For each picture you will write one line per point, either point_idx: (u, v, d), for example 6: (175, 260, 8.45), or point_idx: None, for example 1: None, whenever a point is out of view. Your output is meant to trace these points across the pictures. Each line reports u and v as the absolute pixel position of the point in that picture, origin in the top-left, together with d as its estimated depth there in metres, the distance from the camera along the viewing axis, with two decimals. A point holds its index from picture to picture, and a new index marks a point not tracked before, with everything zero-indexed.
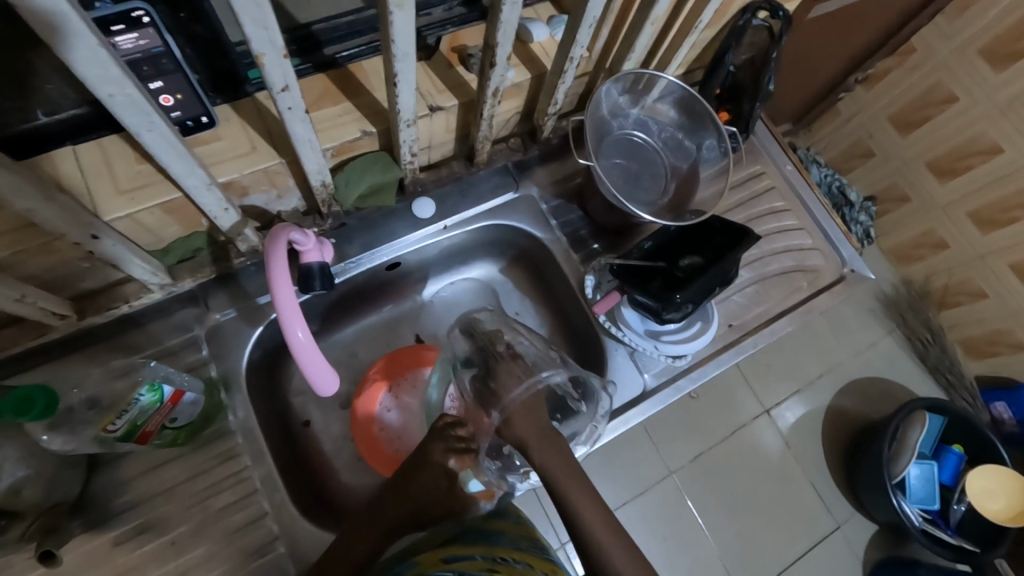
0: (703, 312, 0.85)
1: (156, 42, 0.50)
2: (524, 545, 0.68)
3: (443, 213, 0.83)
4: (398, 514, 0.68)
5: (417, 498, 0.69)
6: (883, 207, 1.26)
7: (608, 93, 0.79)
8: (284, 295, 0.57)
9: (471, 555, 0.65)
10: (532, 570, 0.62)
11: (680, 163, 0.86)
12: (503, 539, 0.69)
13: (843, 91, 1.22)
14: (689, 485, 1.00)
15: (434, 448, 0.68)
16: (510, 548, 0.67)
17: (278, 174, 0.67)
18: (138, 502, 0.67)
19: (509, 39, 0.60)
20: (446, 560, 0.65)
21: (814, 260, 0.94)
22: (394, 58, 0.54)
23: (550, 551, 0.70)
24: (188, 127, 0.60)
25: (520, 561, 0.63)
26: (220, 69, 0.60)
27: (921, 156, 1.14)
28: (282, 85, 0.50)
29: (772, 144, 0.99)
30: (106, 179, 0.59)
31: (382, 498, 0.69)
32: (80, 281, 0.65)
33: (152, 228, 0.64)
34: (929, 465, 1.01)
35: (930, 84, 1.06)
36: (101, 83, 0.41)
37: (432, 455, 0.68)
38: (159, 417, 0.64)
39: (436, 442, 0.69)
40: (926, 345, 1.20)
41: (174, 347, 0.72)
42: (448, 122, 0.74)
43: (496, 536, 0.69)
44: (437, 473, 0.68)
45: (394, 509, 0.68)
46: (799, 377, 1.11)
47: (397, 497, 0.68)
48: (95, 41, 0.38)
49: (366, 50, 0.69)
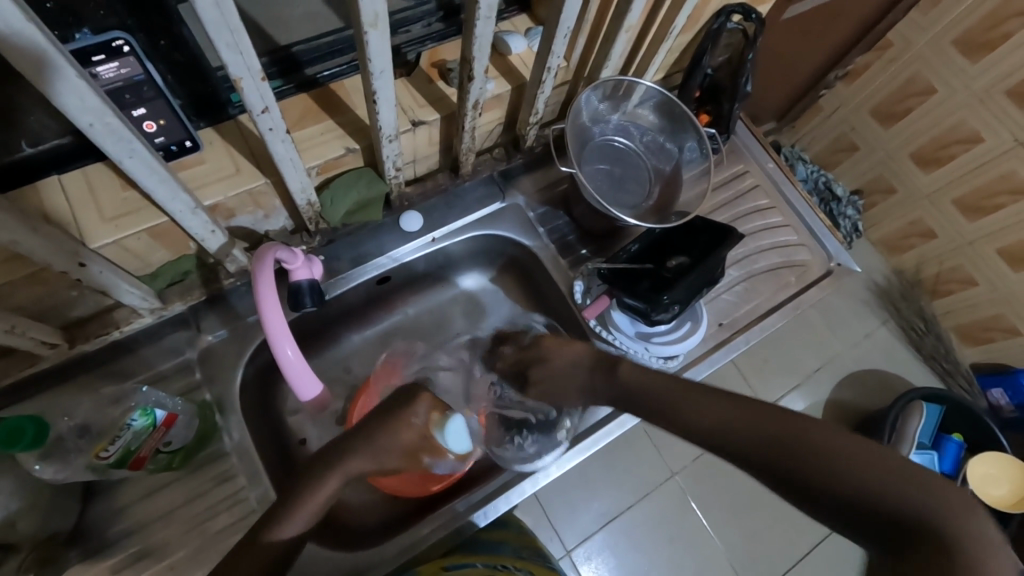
0: (694, 312, 0.85)
1: (137, 71, 0.51)
2: (526, 553, 0.73)
3: (431, 225, 0.84)
4: (357, 464, 0.55)
5: (378, 450, 0.56)
6: (870, 200, 1.28)
7: (588, 100, 0.80)
8: (272, 317, 0.59)
9: (472, 563, 0.67)
10: None
11: (663, 165, 0.87)
12: (506, 547, 0.74)
13: (825, 88, 1.21)
14: (692, 486, 1.04)
15: (411, 393, 0.60)
16: (513, 557, 0.71)
17: (264, 195, 0.67)
18: (136, 528, 0.66)
19: (485, 52, 0.61)
20: (447, 568, 0.66)
21: (801, 255, 0.94)
22: (371, 75, 0.55)
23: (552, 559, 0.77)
24: (172, 151, 0.61)
25: (522, 569, 0.68)
26: (201, 94, 0.61)
27: (903, 147, 1.16)
28: (261, 107, 0.51)
29: (754, 142, 1.00)
30: (92, 207, 0.59)
31: (343, 441, 0.57)
32: (69, 309, 0.65)
33: (140, 253, 0.64)
34: (929, 455, 1.03)
35: (909, 77, 1.08)
36: (80, 114, 0.41)
37: (406, 401, 0.59)
38: (152, 442, 0.64)
39: (408, 391, 0.61)
40: (921, 334, 1.24)
41: (167, 371, 0.72)
42: (430, 135, 0.75)
43: (497, 546, 0.74)
44: (409, 419, 0.58)
45: (354, 462, 0.55)
46: (796, 373, 1.15)
47: (358, 457, 0.56)
48: (73, 73, 0.39)
49: (346, 69, 0.70)
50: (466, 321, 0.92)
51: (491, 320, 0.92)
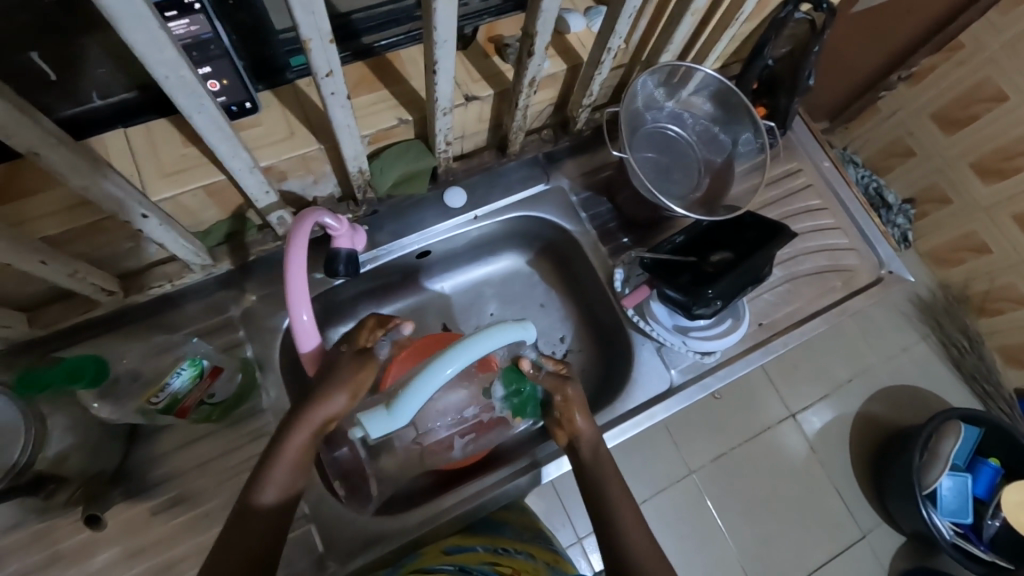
0: (735, 309, 0.83)
1: (206, 29, 0.52)
2: (527, 536, 0.75)
3: (474, 203, 0.83)
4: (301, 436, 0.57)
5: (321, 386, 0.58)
6: (922, 210, 1.23)
7: (644, 85, 0.78)
8: (295, 277, 0.59)
9: (472, 547, 0.69)
10: (532, 559, 0.68)
11: (714, 157, 0.85)
12: (508, 530, 0.76)
13: (884, 88, 1.16)
14: (709, 486, 1.03)
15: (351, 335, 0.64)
16: (514, 539, 0.73)
17: (315, 160, 0.68)
18: (173, 474, 0.69)
19: (548, 28, 0.60)
20: (447, 552, 0.68)
21: (849, 259, 0.91)
22: (434, 45, 0.54)
23: (552, 542, 0.78)
24: (232, 111, 0.62)
25: (521, 552, 0.69)
26: (263, 56, 0.62)
27: (964, 156, 1.10)
28: (326, 70, 0.51)
29: (811, 140, 0.97)
30: (153, 162, 0.61)
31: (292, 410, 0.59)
32: (126, 259, 0.67)
33: (194, 209, 0.66)
34: (962, 477, 0.99)
35: (978, 82, 1.02)
36: (158, 65, 0.42)
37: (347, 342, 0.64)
38: (197, 393, 0.67)
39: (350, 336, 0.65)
40: (963, 351, 1.18)
41: (211, 326, 0.74)
42: (481, 111, 0.74)
43: (501, 526, 0.77)
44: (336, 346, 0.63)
45: (298, 429, 0.57)
46: (825, 383, 1.12)
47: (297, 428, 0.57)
48: (154, 25, 0.39)
49: (403, 39, 0.70)
50: (501, 304, 0.92)
51: (525, 303, 0.92)
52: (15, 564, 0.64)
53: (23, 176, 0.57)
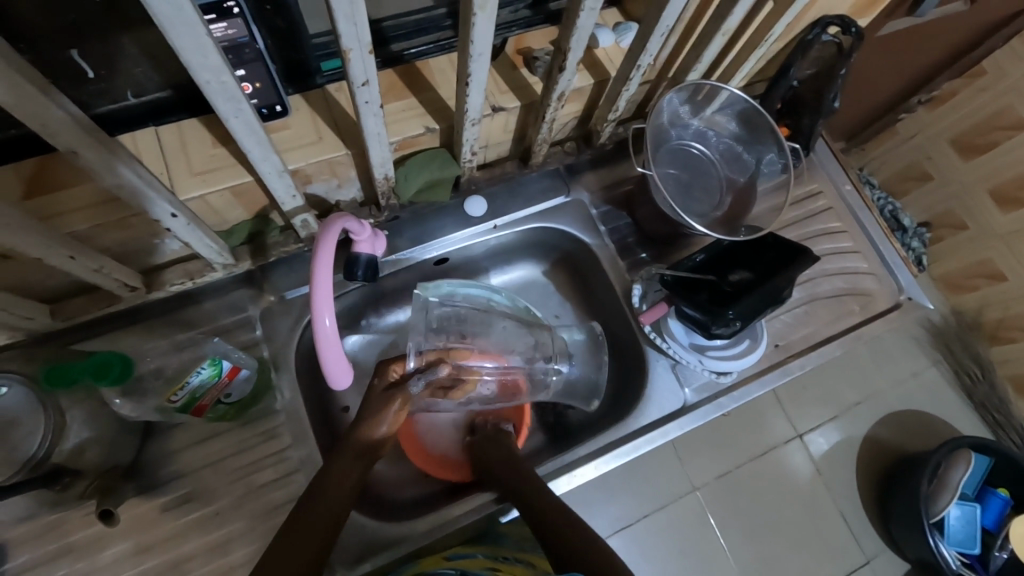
0: (752, 329, 0.82)
1: (243, 33, 0.53)
2: (528, 547, 0.72)
3: (494, 212, 0.84)
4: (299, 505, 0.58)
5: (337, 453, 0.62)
6: (937, 234, 1.22)
7: (670, 102, 0.78)
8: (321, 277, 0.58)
9: (473, 554, 0.68)
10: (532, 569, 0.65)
11: (737, 176, 0.85)
12: (507, 541, 0.73)
13: (905, 111, 1.17)
14: (712, 503, 1.00)
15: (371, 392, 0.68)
16: (514, 550, 0.70)
17: (342, 165, 0.68)
18: (186, 471, 0.69)
19: (580, 44, 0.60)
20: (448, 558, 0.67)
21: (868, 283, 0.91)
22: (469, 57, 0.55)
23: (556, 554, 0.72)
24: (262, 114, 0.63)
25: (521, 561, 0.67)
26: (295, 60, 0.63)
27: (982, 183, 1.09)
28: (362, 80, 0.51)
29: (832, 162, 0.97)
30: (182, 160, 0.61)
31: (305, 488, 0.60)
32: (150, 255, 0.68)
33: (219, 209, 0.66)
34: (971, 506, 0.98)
35: (999, 109, 1.01)
36: (200, 70, 0.43)
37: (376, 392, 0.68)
38: (214, 392, 0.67)
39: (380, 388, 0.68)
40: (975, 380, 1.15)
41: (229, 325, 0.74)
42: (506, 123, 0.75)
43: (502, 538, 0.73)
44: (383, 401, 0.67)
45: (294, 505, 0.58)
46: (833, 406, 1.09)
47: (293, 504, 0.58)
48: (201, 31, 0.39)
49: (433, 48, 0.71)
50: None
51: (539, 311, 0.92)
52: (28, 553, 0.64)
53: (56, 170, 0.58)
